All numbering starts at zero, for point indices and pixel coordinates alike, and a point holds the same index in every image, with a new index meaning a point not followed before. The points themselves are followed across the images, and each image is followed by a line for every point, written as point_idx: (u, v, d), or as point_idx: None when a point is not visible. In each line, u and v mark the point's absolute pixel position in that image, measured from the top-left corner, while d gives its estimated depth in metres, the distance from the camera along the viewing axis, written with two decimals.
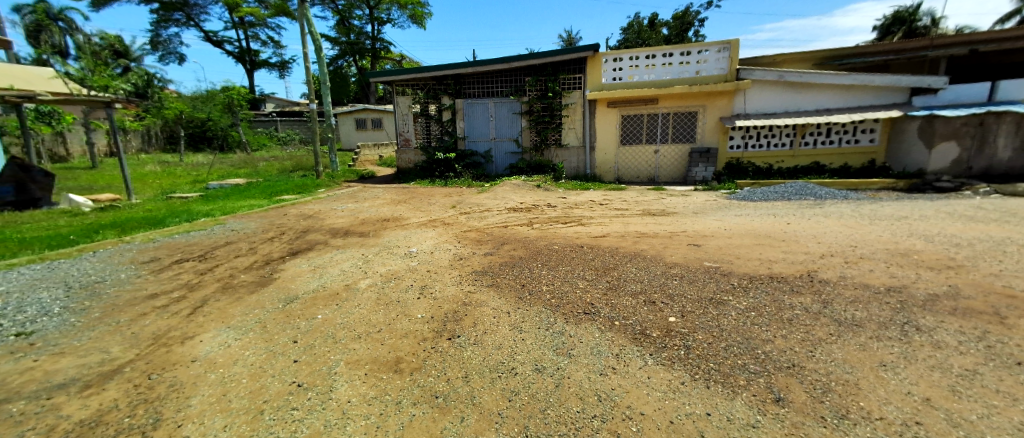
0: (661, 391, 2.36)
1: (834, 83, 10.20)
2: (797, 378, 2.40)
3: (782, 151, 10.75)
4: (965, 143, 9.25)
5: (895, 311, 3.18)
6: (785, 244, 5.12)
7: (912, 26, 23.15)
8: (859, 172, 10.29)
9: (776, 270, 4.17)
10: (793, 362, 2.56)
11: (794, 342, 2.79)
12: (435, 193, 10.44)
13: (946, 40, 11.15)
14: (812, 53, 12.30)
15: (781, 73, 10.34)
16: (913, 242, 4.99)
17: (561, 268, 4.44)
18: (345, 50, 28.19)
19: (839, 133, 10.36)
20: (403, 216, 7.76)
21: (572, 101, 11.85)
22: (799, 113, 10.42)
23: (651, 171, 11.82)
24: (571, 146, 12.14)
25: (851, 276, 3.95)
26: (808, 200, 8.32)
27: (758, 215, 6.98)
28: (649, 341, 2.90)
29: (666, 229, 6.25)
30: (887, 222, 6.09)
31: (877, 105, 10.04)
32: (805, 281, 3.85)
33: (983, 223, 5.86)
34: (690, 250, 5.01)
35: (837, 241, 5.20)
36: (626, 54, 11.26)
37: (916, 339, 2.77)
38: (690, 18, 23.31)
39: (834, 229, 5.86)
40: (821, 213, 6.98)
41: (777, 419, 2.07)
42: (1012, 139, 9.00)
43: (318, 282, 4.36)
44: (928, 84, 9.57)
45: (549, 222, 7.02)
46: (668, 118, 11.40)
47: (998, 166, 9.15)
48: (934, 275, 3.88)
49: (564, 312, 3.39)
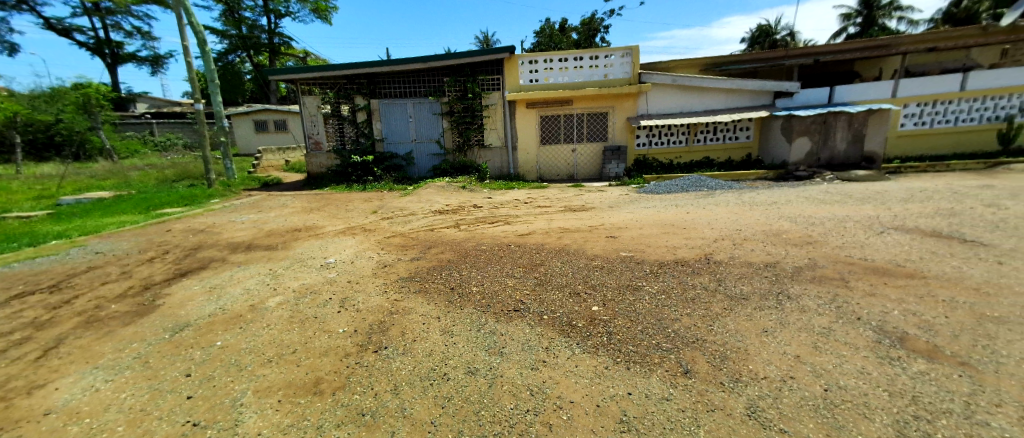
0: (588, 377, 2.51)
1: (719, 88, 11.60)
2: (701, 351, 2.71)
3: (680, 148, 12.01)
4: (815, 138, 10.91)
5: (772, 283, 3.74)
6: (687, 231, 5.74)
7: (774, 39, 27.27)
8: (740, 165, 11.87)
9: (680, 255, 4.64)
10: (697, 336, 2.89)
11: (696, 318, 3.15)
12: (352, 199, 9.84)
13: (797, 52, 13.16)
14: (700, 60, 13.84)
15: (676, 78, 11.50)
16: (782, 223, 5.89)
17: (488, 268, 4.48)
18: (237, 45, 25.34)
19: (723, 130, 11.87)
20: (316, 225, 7.20)
21: (491, 102, 11.98)
22: (692, 114, 11.69)
23: (570, 170, 12.45)
24: (494, 146, 12.30)
25: (738, 256, 4.55)
26: (702, 191, 9.38)
27: (663, 207, 7.69)
28: (575, 331, 3.06)
29: (586, 223, 6.63)
30: (764, 207, 7.10)
31: (751, 106, 11.64)
32: (704, 263, 4.35)
33: (830, 204, 7.11)
34: (608, 242, 5.37)
35: (727, 226, 5.94)
36: (540, 56, 11.62)
37: (788, 306, 3.29)
38: (596, 25, 24.86)
39: (723, 215, 6.71)
40: (713, 202, 7.91)
41: (686, 390, 2.33)
42: (847, 134, 10.83)
43: (215, 305, 3.88)
44: (787, 88, 11.29)
45: (474, 222, 7.03)
46: (583, 119, 12.07)
47: (839, 156, 10.93)
48: (799, 250, 4.64)
49: (494, 311, 3.43)
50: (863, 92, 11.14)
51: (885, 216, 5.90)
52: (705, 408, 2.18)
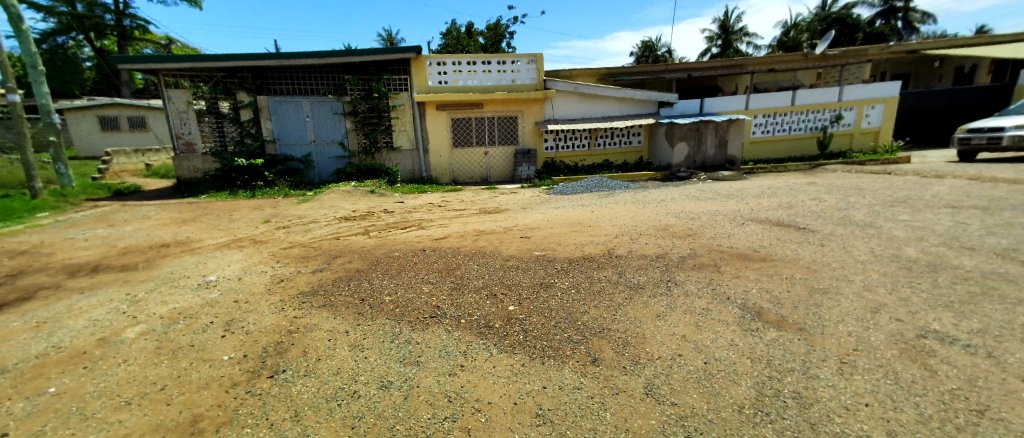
0: (505, 377, 2.57)
1: (614, 96, 12.67)
2: (607, 339, 2.95)
3: (583, 151, 12.87)
4: (691, 143, 12.50)
5: (664, 272, 4.22)
6: (592, 228, 6.18)
7: (656, 55, 30.64)
8: (635, 167, 13.12)
9: (587, 252, 4.99)
10: (603, 326, 3.14)
11: (602, 309, 3.42)
12: (239, 207, 8.73)
13: (674, 67, 14.96)
14: (597, 70, 14.98)
15: (577, 86, 12.27)
16: (670, 219, 6.65)
17: (402, 275, 4.34)
18: (71, 24, 20.79)
19: (620, 136, 13.06)
20: (192, 239, 6.26)
21: (399, 103, 11.59)
22: (592, 120, 12.60)
23: (483, 172, 12.56)
24: (404, 148, 11.91)
25: (636, 249, 5.03)
26: (604, 191, 10.17)
27: (571, 207, 8.17)
28: (493, 332, 3.11)
29: (500, 225, 6.76)
30: (654, 205, 7.95)
31: (640, 114, 12.94)
32: (607, 258, 4.73)
33: (707, 200, 8.22)
34: (522, 242, 5.55)
35: (625, 222, 6.53)
36: (448, 58, 11.55)
37: (676, 291, 3.74)
38: (502, 30, 25.47)
39: (622, 213, 7.35)
40: (613, 201, 8.62)
41: (595, 377, 2.52)
42: (715, 140, 12.58)
43: (46, 344, 3.15)
44: (668, 98, 12.78)
45: (386, 228, 6.73)
46: (494, 123, 12.29)
47: (709, 159, 12.66)
48: (683, 242, 5.29)
49: (409, 320, 3.33)
50: (724, 103, 13.06)
51: (747, 210, 7.00)
52: (611, 391, 2.38)
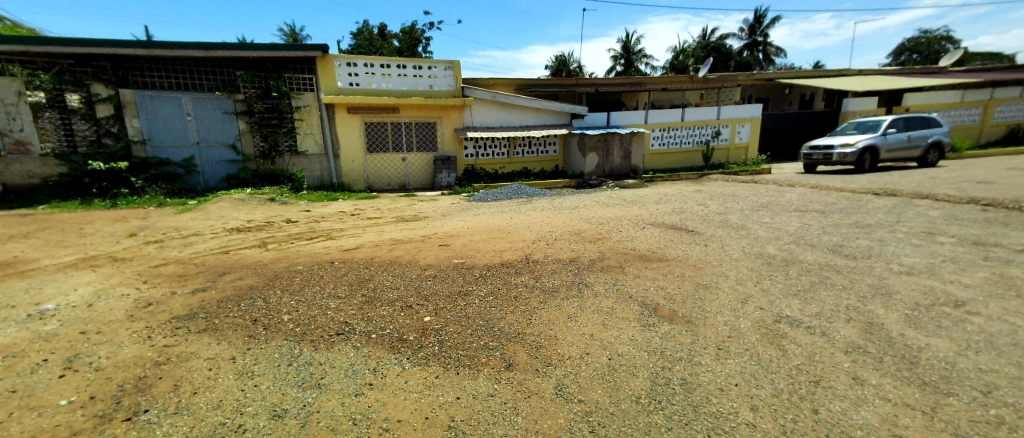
0: (417, 391, 2.49)
1: (530, 107, 13.12)
2: (521, 343, 3.01)
3: (502, 159, 13.11)
4: (600, 153, 13.38)
5: (576, 275, 4.44)
6: (510, 235, 6.30)
7: (568, 69, 32.48)
8: (551, 174, 13.68)
9: (505, 257, 5.06)
10: (518, 331, 3.20)
11: (518, 314, 3.49)
12: (96, 218, 7.34)
13: (584, 82, 15.97)
14: (513, 81, 15.39)
15: (495, 95, 12.47)
16: (582, 224, 7.05)
17: (307, 290, 3.99)
18: None
19: (536, 145, 13.55)
20: (26, 259, 5.10)
21: (304, 104, 10.72)
22: (510, 128, 12.89)
23: (401, 179, 12.12)
24: (311, 153, 11.07)
25: (551, 254, 5.23)
26: (522, 198, 10.44)
27: (489, 213, 8.25)
28: (406, 346, 3.00)
29: (418, 233, 6.58)
30: (568, 211, 8.35)
31: (554, 125, 13.58)
32: (524, 263, 4.85)
33: (614, 206, 8.86)
34: (441, 250, 5.45)
35: (541, 228, 6.77)
36: (360, 60, 11.04)
37: (586, 293, 3.95)
38: (417, 35, 25.01)
39: (538, 219, 7.61)
40: (531, 208, 8.89)
41: (508, 383, 2.55)
42: (621, 150, 13.59)
43: None
44: (579, 111, 13.59)
45: (288, 239, 6.15)
46: (411, 128, 11.94)
47: (617, 168, 13.64)
48: (593, 245, 5.63)
49: (311, 339, 3.08)
50: (628, 117, 14.28)
51: (648, 214, 7.69)
52: (524, 395, 2.43)
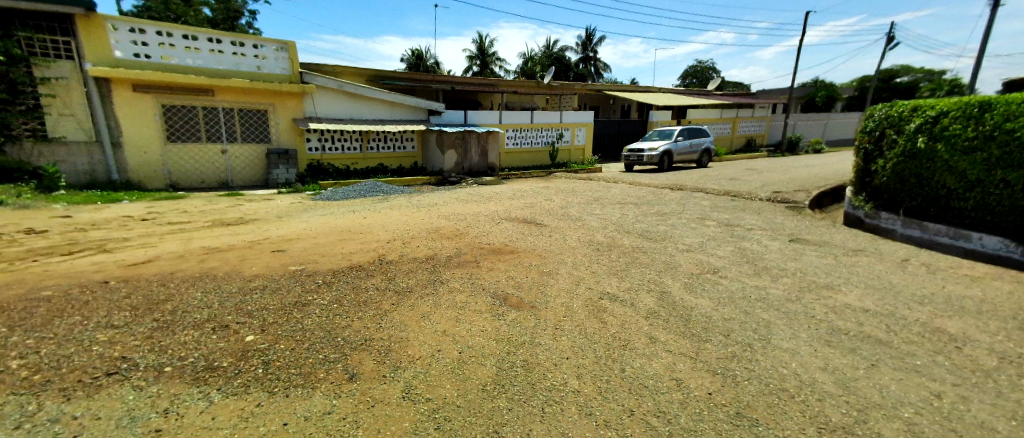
0: (232, 425, 2.10)
1: (383, 99, 12.33)
2: (367, 351, 2.81)
3: (354, 154, 12.05)
4: (459, 151, 13.34)
5: (431, 273, 4.37)
6: (361, 235, 5.86)
7: (423, 65, 31.95)
8: (410, 171, 13.14)
9: (354, 260, 4.68)
10: (365, 337, 2.98)
11: (365, 319, 3.25)
12: None
13: (439, 79, 15.90)
14: (362, 70, 14.35)
15: (341, 83, 11.35)
16: (440, 221, 7.00)
17: (66, 322, 3.00)
18: None
19: (393, 140, 12.83)
20: None
21: (59, 75, 8.34)
22: (361, 121, 11.91)
23: (222, 175, 10.19)
24: (73, 141, 8.59)
25: (406, 253, 5.04)
26: (376, 195, 9.84)
27: (338, 213, 7.54)
28: (219, 374, 2.50)
29: (245, 238, 5.60)
30: (425, 208, 8.21)
31: (411, 120, 13.06)
32: (376, 265, 4.56)
33: (471, 202, 9.06)
34: (276, 257, 4.74)
35: (396, 227, 6.48)
36: (150, 26, 8.94)
37: (441, 290, 3.92)
38: (240, 7, 21.26)
39: (394, 217, 7.28)
40: (386, 206, 8.45)
41: (349, 395, 2.35)
42: (479, 149, 13.77)
43: None
44: (437, 108, 13.33)
45: (38, 256, 4.54)
46: (232, 115, 10.11)
47: (476, 166, 13.79)
48: (450, 242, 5.65)
49: (67, 386, 2.31)
50: (483, 116, 14.69)
51: (503, 210, 8.09)
52: (366, 406, 2.26)
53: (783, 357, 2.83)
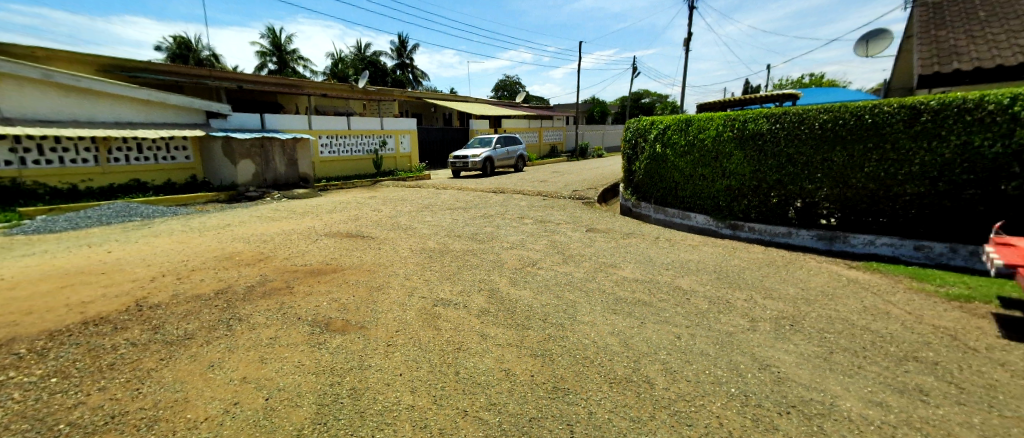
0: None
1: (129, 96, 9.73)
2: (118, 430, 2.06)
3: (86, 168, 9.24)
4: (257, 161, 11.33)
5: (222, 311, 3.56)
6: (107, 276, 4.37)
7: (198, 58, 26.19)
8: (184, 187, 10.50)
9: (95, 312, 3.45)
10: (116, 412, 2.20)
11: (114, 389, 2.41)
12: None
13: (220, 75, 13.39)
14: (94, 58, 10.97)
15: (48, 72, 8.55)
16: (234, 245, 5.80)
17: None
18: None
19: (150, 149, 10.17)
20: None
21: None
22: (92, 124, 9.17)
23: None
24: None
25: (183, 291, 3.98)
26: (132, 221, 7.53)
27: (66, 250, 5.47)
28: None
29: None
30: (214, 231, 6.69)
31: (181, 124, 10.55)
32: (133, 313, 3.46)
33: (277, 220, 7.83)
34: None
35: (168, 259, 5.08)
36: None
37: (236, 329, 3.22)
38: None
39: (163, 247, 5.69)
40: (150, 233, 6.54)
41: None
42: (283, 157, 11.97)
43: None
44: (217, 109, 11.03)
45: None
46: None
47: (281, 177, 11.96)
48: (250, 269, 4.73)
49: None
50: (286, 121, 12.92)
51: (319, 225, 7.26)
52: None
53: (586, 330, 3.32)
